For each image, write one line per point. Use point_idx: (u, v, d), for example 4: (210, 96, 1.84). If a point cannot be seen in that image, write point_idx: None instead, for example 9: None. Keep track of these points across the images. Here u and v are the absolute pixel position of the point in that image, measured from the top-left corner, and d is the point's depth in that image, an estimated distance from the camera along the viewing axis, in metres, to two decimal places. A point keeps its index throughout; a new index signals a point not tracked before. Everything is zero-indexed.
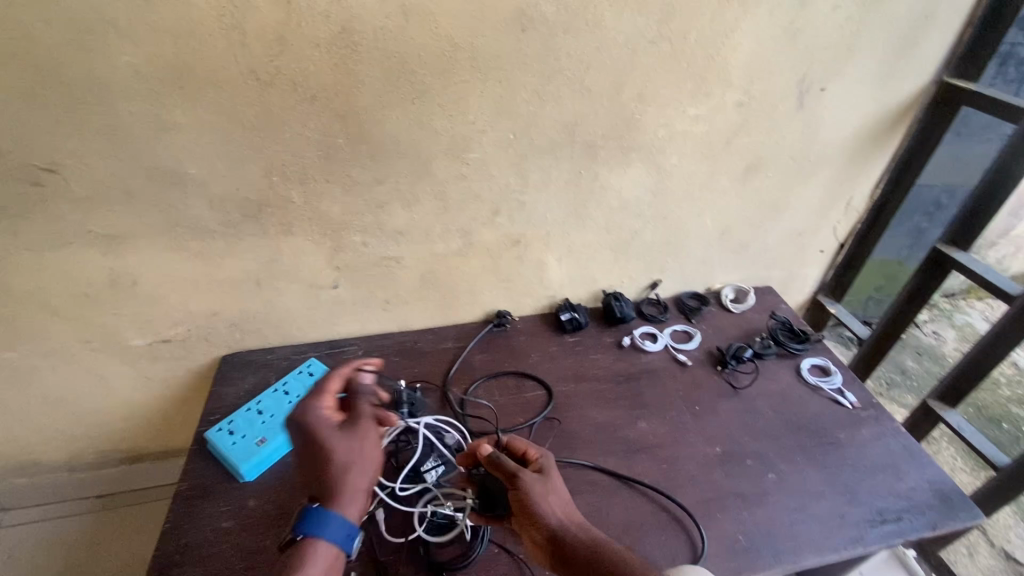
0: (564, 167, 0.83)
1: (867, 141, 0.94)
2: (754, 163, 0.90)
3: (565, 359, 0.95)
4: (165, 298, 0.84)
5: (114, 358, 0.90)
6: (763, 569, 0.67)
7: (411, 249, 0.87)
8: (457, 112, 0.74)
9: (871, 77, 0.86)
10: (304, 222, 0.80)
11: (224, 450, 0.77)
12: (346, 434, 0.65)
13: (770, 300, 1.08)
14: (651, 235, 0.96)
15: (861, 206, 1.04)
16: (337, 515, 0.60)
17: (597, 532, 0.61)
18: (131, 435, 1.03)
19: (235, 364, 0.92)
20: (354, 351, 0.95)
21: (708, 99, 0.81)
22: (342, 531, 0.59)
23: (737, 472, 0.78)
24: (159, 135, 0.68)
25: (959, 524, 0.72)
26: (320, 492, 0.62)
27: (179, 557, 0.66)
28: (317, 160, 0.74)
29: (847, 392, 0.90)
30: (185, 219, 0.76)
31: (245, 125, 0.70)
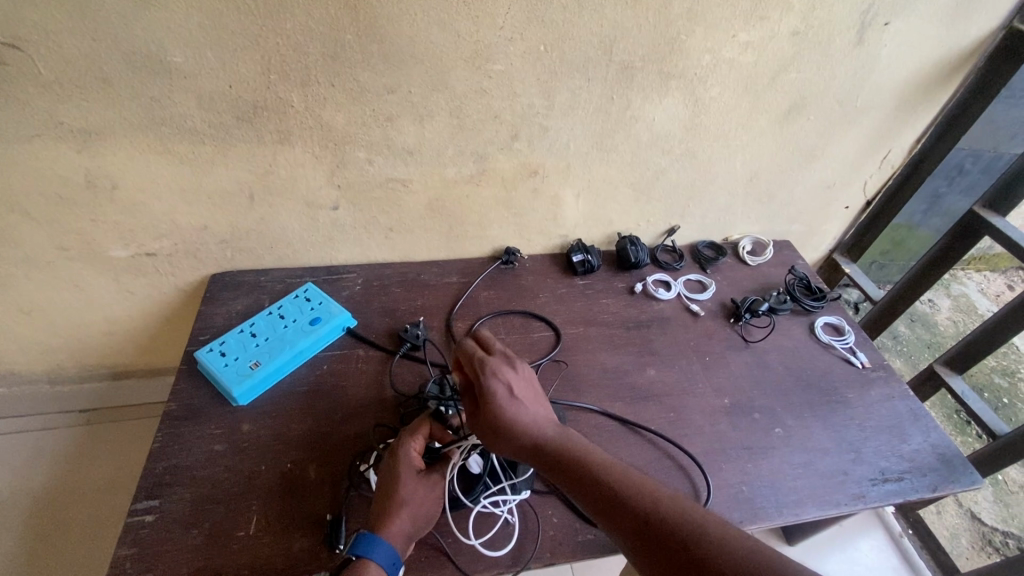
0: (596, 91, 0.75)
1: (921, 88, 0.87)
2: (798, 103, 0.83)
3: (575, 302, 0.91)
4: (149, 207, 0.77)
5: (94, 269, 0.83)
6: (765, 520, 0.66)
7: (420, 170, 0.80)
8: (483, 13, 0.65)
9: (941, 13, 0.77)
10: (304, 131, 0.72)
11: (216, 371, 0.73)
12: (423, 479, 0.60)
13: (788, 255, 1.04)
14: (678, 175, 0.90)
15: (897, 160, 0.98)
16: (386, 541, 0.55)
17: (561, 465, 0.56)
18: (115, 351, 0.99)
19: (225, 284, 0.87)
20: (354, 279, 0.90)
21: (762, 24, 0.73)
22: (387, 559, 0.54)
23: (744, 424, 0.76)
24: (138, 11, 0.59)
25: (959, 487, 0.73)
26: (375, 519, 0.57)
27: (169, 477, 0.64)
28: (322, 58, 0.65)
29: (859, 352, 0.88)
30: (169, 116, 0.68)
31: (240, 8, 0.60)
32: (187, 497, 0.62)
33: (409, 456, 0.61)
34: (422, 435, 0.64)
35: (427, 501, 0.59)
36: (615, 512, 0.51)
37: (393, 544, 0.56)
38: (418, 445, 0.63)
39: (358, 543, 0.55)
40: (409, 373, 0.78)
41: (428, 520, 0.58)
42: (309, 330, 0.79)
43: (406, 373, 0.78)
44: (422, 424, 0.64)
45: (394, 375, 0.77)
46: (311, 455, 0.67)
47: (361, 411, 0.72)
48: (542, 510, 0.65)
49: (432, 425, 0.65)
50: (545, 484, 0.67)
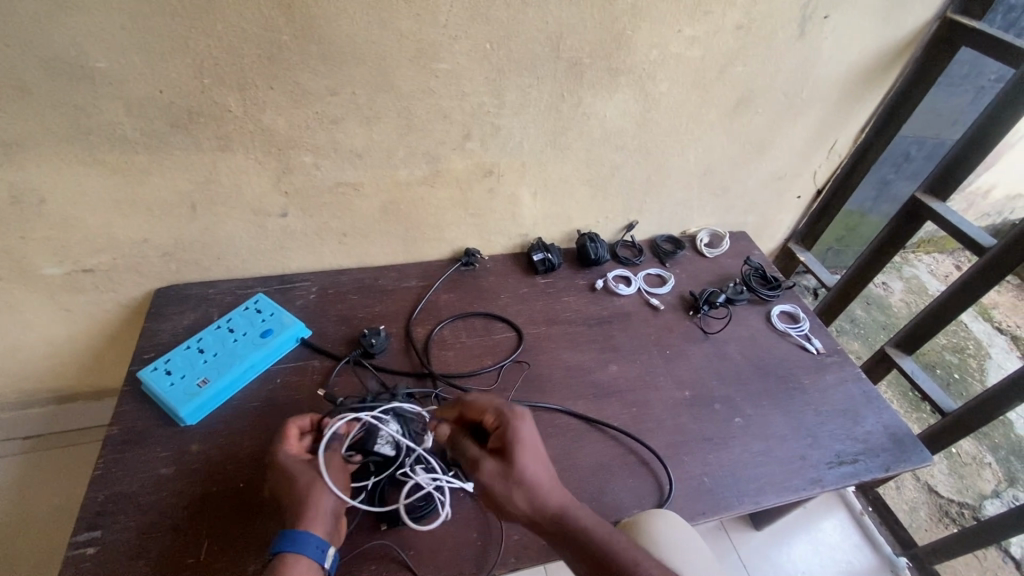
0: (546, 89, 0.75)
1: (862, 79, 0.89)
2: (746, 96, 0.84)
3: (537, 301, 0.91)
4: (82, 221, 0.72)
5: (26, 289, 0.78)
6: (726, 509, 0.67)
7: (370, 174, 0.78)
8: (425, 11, 0.64)
9: (877, 6, 0.79)
10: (245, 136, 0.69)
11: (161, 391, 0.69)
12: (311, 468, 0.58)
13: (744, 246, 1.06)
14: (632, 171, 0.90)
15: (844, 149, 1.01)
16: (304, 534, 0.53)
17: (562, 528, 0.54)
18: (56, 374, 0.93)
19: (171, 299, 0.83)
20: (308, 287, 0.87)
21: (706, 19, 0.73)
22: (314, 546, 0.53)
23: (704, 415, 0.77)
24: (54, 15, 0.55)
25: (910, 466, 0.75)
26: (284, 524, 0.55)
27: (111, 506, 0.61)
28: (259, 60, 0.63)
29: (814, 338, 0.91)
30: (97, 125, 0.64)
31: (166, 9, 0.57)
32: (132, 525, 0.59)
33: (296, 452, 0.59)
34: (292, 436, 0.61)
35: (338, 477, 0.58)
36: None
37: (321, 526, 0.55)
38: (296, 445, 0.61)
39: (286, 542, 0.53)
40: (366, 380, 0.76)
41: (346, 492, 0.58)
42: (260, 342, 0.76)
43: (364, 381, 0.76)
44: (290, 425, 0.61)
45: (351, 384, 0.75)
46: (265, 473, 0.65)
47: None
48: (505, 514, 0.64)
49: (300, 423, 0.62)
50: None
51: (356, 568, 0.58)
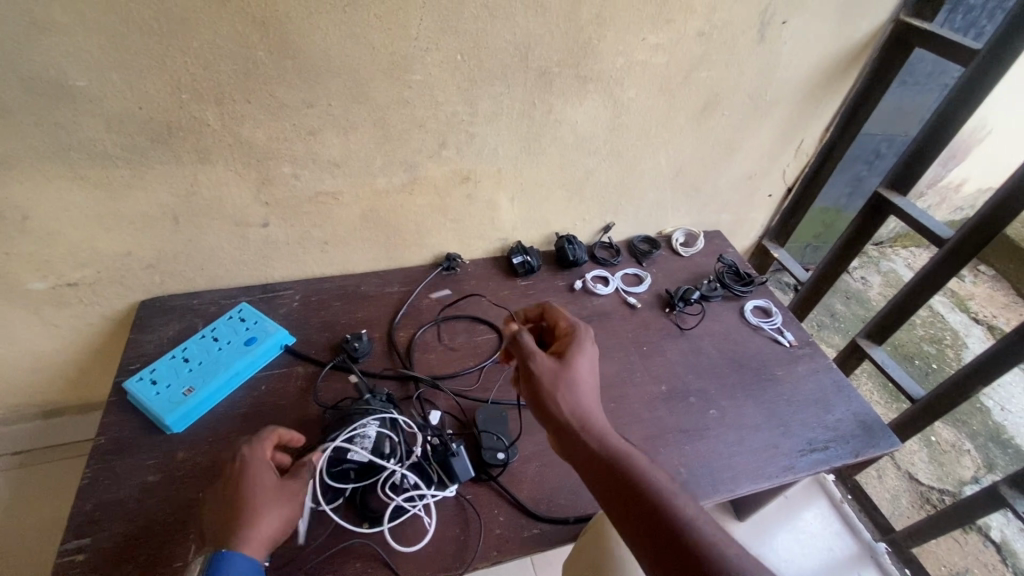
0: (517, 96, 0.77)
1: (823, 80, 0.93)
2: (713, 99, 0.88)
3: (517, 303, 0.93)
4: (65, 236, 0.74)
5: (10, 304, 0.79)
6: (701, 498, 0.70)
7: (349, 183, 0.80)
8: (396, 24, 0.66)
9: (833, 11, 0.83)
10: (224, 149, 0.71)
11: (147, 401, 0.71)
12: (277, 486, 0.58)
13: (719, 244, 1.09)
14: (606, 174, 0.93)
15: (811, 149, 1.05)
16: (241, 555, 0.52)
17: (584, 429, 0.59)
18: (42, 389, 0.94)
19: (156, 310, 0.84)
20: (292, 296, 0.89)
21: (669, 26, 0.76)
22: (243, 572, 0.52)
23: (680, 409, 0.80)
24: (33, 36, 0.57)
25: (878, 451, 0.78)
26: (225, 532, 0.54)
27: (99, 514, 0.62)
28: (236, 75, 0.65)
29: (786, 331, 0.93)
30: (77, 141, 0.65)
31: (143, 29, 0.59)
32: (120, 532, 0.61)
33: (262, 465, 0.59)
34: (268, 445, 0.61)
35: (290, 498, 0.58)
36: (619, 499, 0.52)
37: (250, 554, 0.53)
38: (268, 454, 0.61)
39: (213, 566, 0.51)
40: (350, 384, 0.78)
41: (285, 526, 0.56)
42: (244, 350, 0.78)
43: (348, 384, 0.78)
44: (272, 434, 0.62)
45: (335, 388, 0.77)
46: None
47: (302, 429, 0.72)
48: (486, 510, 0.66)
49: (280, 435, 0.63)
50: (486, 480, 0.68)
51: (340, 567, 0.60)
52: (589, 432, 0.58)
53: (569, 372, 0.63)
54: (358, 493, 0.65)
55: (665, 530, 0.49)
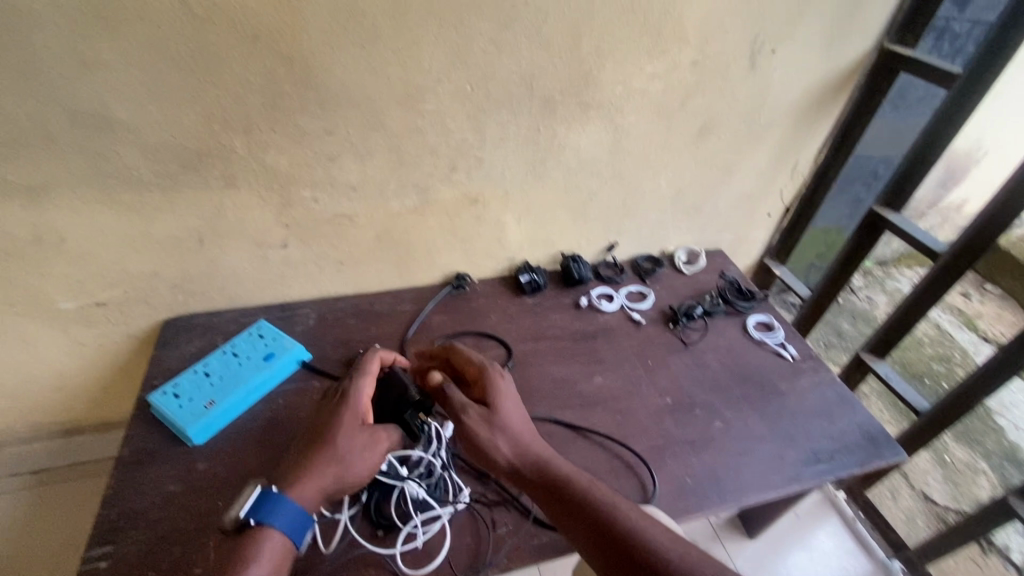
0: (523, 123, 0.82)
1: (815, 104, 0.97)
2: (709, 124, 0.92)
3: (525, 320, 0.96)
4: (97, 257, 0.78)
5: (43, 323, 0.83)
6: (709, 507, 0.71)
7: (366, 206, 0.84)
8: (411, 60, 0.71)
9: (819, 41, 0.88)
10: (249, 174, 0.76)
11: (170, 412, 0.74)
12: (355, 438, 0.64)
13: (720, 262, 1.12)
14: (610, 195, 0.97)
15: (806, 170, 1.09)
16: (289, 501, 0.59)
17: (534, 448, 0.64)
18: (67, 406, 0.97)
19: (179, 329, 0.88)
20: (308, 314, 0.93)
21: (664, 56, 0.81)
22: (290, 520, 0.58)
23: (686, 420, 0.81)
24: (81, 73, 0.62)
25: (884, 461, 0.79)
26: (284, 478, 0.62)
27: (123, 522, 0.64)
28: (263, 106, 0.70)
29: (789, 345, 0.95)
30: (115, 167, 0.70)
31: (180, 66, 0.65)
32: (142, 539, 0.63)
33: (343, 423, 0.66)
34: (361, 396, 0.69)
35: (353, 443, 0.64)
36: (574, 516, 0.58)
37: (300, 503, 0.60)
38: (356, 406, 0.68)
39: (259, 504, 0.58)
40: None
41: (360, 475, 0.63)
42: (263, 365, 0.81)
43: None
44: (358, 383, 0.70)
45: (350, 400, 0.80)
46: None
47: None
48: (496, 519, 0.67)
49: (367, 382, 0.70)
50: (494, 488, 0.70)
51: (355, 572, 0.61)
52: (531, 456, 0.63)
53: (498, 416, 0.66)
54: (370, 503, 0.67)
55: (619, 544, 0.55)
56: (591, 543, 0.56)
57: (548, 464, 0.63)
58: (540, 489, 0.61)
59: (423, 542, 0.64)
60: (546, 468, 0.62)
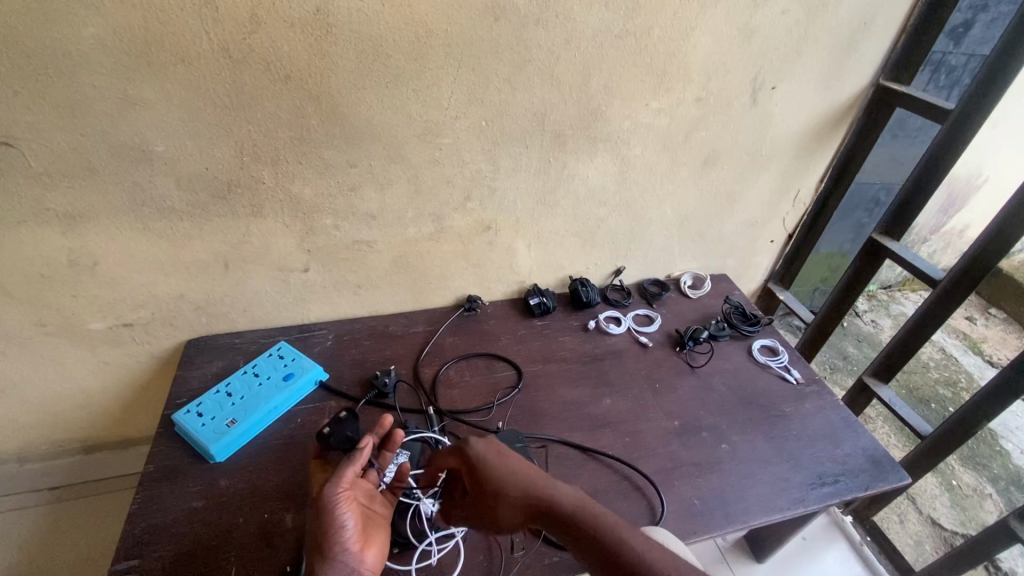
0: (534, 155, 0.86)
1: (814, 136, 1.01)
2: (712, 155, 0.96)
3: (534, 342, 0.99)
4: (127, 280, 0.82)
5: (72, 343, 0.87)
6: (715, 529, 0.72)
7: (383, 232, 0.88)
8: (430, 97, 0.76)
9: (817, 78, 0.92)
10: (274, 203, 0.80)
11: (193, 431, 0.76)
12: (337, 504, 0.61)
13: (724, 287, 1.15)
14: (617, 222, 1.00)
15: (807, 198, 1.12)
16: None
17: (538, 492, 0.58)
18: (90, 423, 1.00)
19: (201, 349, 0.91)
20: (325, 335, 0.96)
21: (669, 93, 0.86)
22: None
23: (693, 443, 0.83)
24: (125, 111, 0.67)
25: (888, 485, 0.80)
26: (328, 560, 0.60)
27: (147, 537, 0.66)
28: (290, 140, 0.75)
29: (793, 369, 0.97)
30: (149, 197, 0.75)
31: (216, 104, 0.69)
32: (166, 554, 0.65)
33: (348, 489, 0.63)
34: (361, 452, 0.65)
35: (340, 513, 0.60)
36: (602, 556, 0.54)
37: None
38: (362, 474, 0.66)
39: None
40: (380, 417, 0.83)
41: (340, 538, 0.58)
42: (282, 385, 0.84)
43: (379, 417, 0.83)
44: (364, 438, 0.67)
45: (366, 420, 0.83)
46: (287, 504, 0.71)
47: None
48: (507, 539, 0.69)
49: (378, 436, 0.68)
50: None
51: None
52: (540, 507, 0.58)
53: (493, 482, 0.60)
54: (386, 521, 0.69)
55: None
56: None
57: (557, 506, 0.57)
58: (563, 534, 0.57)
59: (438, 560, 0.66)
60: (557, 511, 0.57)
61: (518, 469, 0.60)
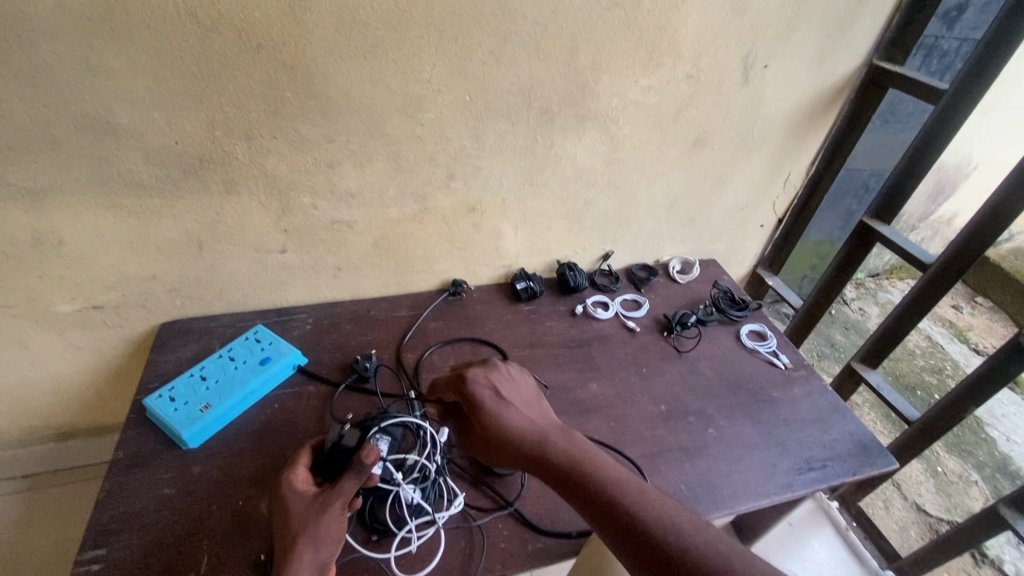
0: (520, 133, 0.84)
1: (807, 117, 0.99)
2: (703, 136, 0.94)
3: (520, 327, 0.97)
4: (96, 260, 0.79)
5: (39, 326, 0.83)
6: (702, 514, 0.71)
7: (364, 212, 0.85)
8: (411, 70, 0.73)
9: (810, 57, 0.90)
10: (249, 180, 0.77)
11: (165, 416, 0.74)
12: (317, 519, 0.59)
13: (714, 272, 1.14)
14: (605, 205, 0.98)
15: (798, 182, 1.10)
16: None
17: (545, 443, 0.64)
18: (62, 410, 0.97)
19: (175, 332, 0.88)
20: (305, 319, 0.93)
21: (659, 70, 0.83)
22: None
23: (680, 427, 0.82)
24: (86, 79, 0.63)
25: (875, 470, 0.79)
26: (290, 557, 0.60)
27: (116, 525, 0.64)
28: (264, 114, 0.71)
29: (781, 354, 0.96)
30: (116, 172, 0.71)
31: (184, 73, 0.66)
32: (136, 543, 0.62)
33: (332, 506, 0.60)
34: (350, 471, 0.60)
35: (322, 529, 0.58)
36: (599, 511, 0.57)
37: None
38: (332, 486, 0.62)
39: None
40: (360, 402, 0.81)
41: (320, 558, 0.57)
42: (259, 370, 0.81)
43: (359, 402, 0.81)
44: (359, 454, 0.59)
45: (345, 404, 0.80)
46: (262, 491, 0.68)
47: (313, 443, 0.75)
48: (489, 525, 0.68)
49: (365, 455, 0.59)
50: (486, 491, 0.71)
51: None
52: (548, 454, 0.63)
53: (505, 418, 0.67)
54: (364, 508, 0.67)
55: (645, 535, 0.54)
56: (619, 540, 0.55)
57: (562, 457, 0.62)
58: (558, 481, 0.61)
59: (417, 547, 0.65)
60: (560, 463, 0.62)
61: (530, 405, 0.70)
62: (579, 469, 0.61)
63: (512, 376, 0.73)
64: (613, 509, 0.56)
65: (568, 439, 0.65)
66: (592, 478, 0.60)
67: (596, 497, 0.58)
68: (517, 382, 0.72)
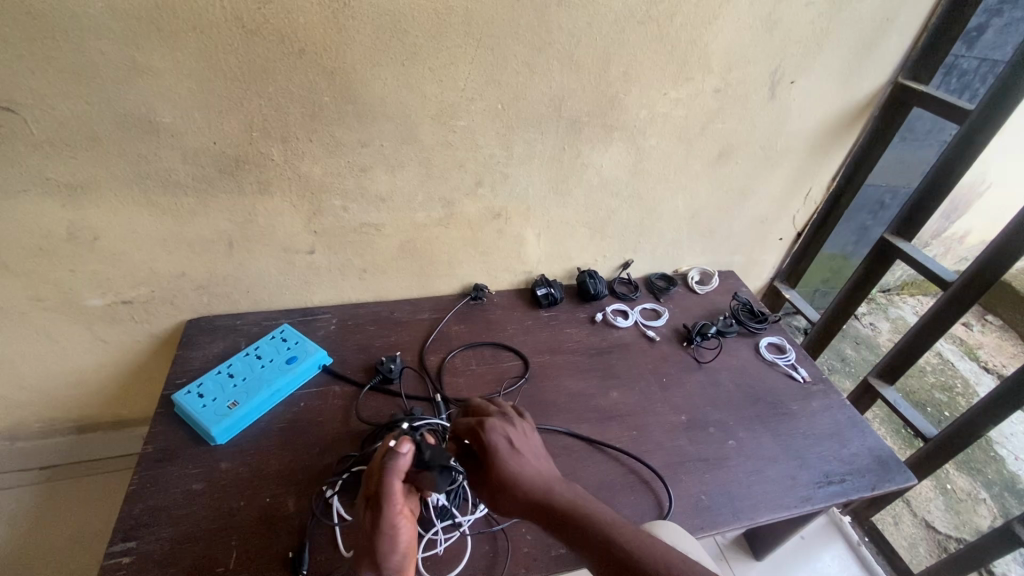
0: (549, 141, 0.85)
1: (830, 134, 1.00)
2: (727, 148, 0.95)
3: (541, 333, 0.97)
4: (129, 256, 0.80)
5: (69, 319, 0.85)
6: (723, 525, 0.71)
7: (392, 216, 0.86)
8: (447, 77, 0.74)
9: (837, 74, 0.91)
10: (283, 182, 0.78)
11: (194, 412, 0.75)
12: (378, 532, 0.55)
13: (732, 283, 1.14)
14: (628, 214, 0.99)
15: (819, 196, 1.11)
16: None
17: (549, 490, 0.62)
18: (85, 403, 0.98)
19: (202, 329, 0.89)
20: (329, 319, 0.94)
21: (688, 83, 0.84)
22: None
23: (700, 438, 0.82)
24: (131, 78, 0.65)
25: (894, 485, 0.80)
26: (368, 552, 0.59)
27: (146, 518, 0.65)
28: (301, 117, 0.73)
29: (800, 367, 0.97)
30: (154, 170, 0.72)
31: (228, 76, 0.67)
32: (166, 536, 0.63)
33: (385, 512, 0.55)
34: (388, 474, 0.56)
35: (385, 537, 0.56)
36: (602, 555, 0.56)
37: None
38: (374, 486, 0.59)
39: None
40: (385, 403, 0.82)
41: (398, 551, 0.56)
42: (286, 368, 0.82)
43: (383, 403, 0.82)
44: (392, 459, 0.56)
45: (370, 404, 0.81)
46: (289, 488, 0.69)
47: (339, 443, 0.76)
48: (513, 529, 0.68)
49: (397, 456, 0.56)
50: None
51: None
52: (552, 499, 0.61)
53: (512, 462, 0.63)
54: None
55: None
56: None
57: (565, 503, 0.60)
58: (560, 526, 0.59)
59: (443, 549, 0.65)
60: (563, 509, 0.60)
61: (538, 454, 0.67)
62: (583, 516, 0.59)
63: (524, 423, 0.70)
64: (610, 550, 0.56)
65: (570, 489, 0.63)
66: (593, 519, 0.58)
67: (599, 541, 0.57)
68: (529, 430, 0.69)
